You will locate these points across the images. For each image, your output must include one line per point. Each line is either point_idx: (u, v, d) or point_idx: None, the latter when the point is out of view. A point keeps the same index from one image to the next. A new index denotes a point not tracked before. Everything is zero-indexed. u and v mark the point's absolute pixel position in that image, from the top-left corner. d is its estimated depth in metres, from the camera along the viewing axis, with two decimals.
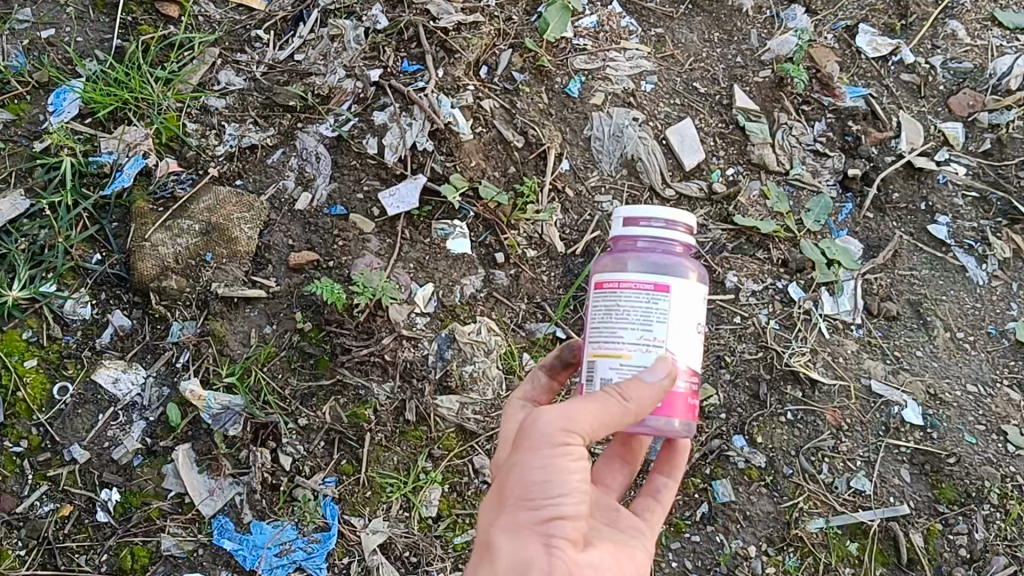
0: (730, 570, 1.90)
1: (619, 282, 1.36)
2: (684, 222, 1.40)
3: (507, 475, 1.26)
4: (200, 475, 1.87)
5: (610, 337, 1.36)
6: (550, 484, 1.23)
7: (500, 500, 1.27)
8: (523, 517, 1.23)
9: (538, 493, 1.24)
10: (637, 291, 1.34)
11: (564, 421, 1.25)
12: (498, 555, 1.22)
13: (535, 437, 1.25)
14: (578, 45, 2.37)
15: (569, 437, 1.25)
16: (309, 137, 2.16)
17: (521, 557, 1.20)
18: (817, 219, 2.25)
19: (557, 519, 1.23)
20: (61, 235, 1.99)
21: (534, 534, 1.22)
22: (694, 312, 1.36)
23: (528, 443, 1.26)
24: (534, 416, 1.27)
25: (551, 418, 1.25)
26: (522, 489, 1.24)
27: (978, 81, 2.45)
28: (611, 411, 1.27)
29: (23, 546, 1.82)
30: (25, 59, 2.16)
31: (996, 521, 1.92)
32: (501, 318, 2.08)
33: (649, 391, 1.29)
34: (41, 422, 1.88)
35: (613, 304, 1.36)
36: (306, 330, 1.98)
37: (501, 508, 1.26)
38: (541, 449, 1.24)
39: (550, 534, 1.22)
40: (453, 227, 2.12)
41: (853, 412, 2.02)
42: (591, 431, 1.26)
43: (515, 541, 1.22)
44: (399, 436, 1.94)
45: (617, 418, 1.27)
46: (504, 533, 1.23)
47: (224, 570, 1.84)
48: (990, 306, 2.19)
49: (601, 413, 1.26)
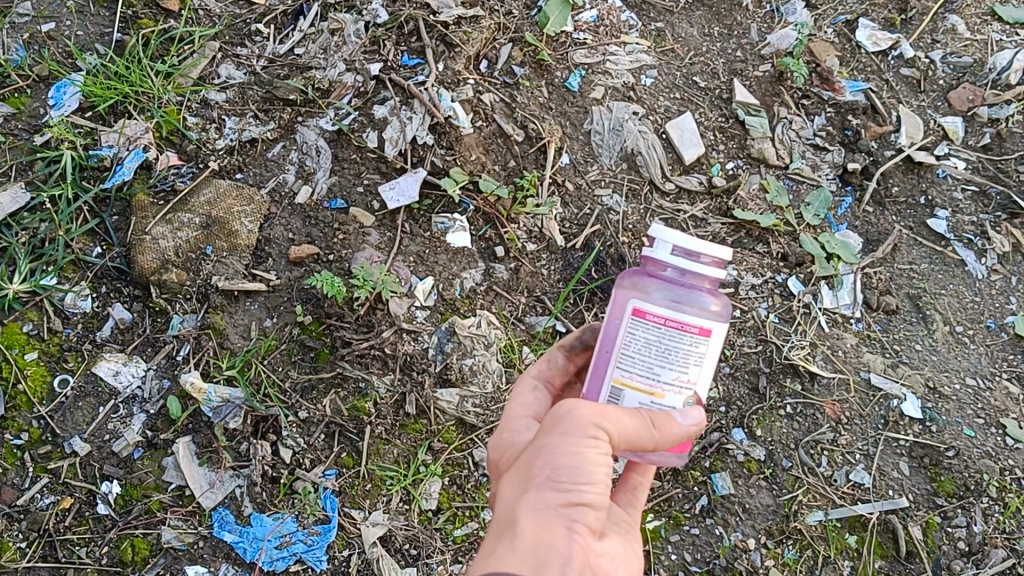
0: (729, 562, 1.91)
1: (665, 319, 1.31)
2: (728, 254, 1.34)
3: (533, 458, 1.23)
4: (200, 468, 1.87)
5: (646, 374, 1.32)
6: (578, 471, 1.20)
7: (522, 480, 1.22)
8: (547, 498, 1.19)
9: (564, 479, 1.20)
10: (682, 333, 1.31)
11: (597, 417, 1.23)
12: (519, 531, 1.16)
13: (566, 424, 1.23)
14: (578, 39, 2.37)
15: (600, 431, 1.22)
16: (309, 131, 2.16)
17: (542, 537, 1.16)
18: (817, 213, 2.25)
19: (580, 506, 1.20)
20: (61, 229, 1.99)
21: (557, 518, 1.18)
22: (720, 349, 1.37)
23: (558, 428, 1.23)
24: (568, 406, 1.24)
25: (585, 409, 1.23)
26: (548, 472, 1.20)
27: (978, 75, 2.45)
28: (641, 432, 1.26)
29: (24, 539, 1.81)
30: (25, 52, 2.16)
31: (996, 514, 1.92)
32: (501, 312, 2.08)
33: (677, 429, 1.30)
34: (42, 414, 1.88)
35: (654, 340, 1.31)
36: (306, 324, 1.98)
37: (523, 488, 1.22)
38: (571, 434, 1.21)
39: (572, 518, 1.19)
40: (453, 221, 2.12)
41: (852, 405, 2.03)
42: (620, 433, 1.24)
43: (537, 519, 1.17)
44: (399, 429, 1.94)
45: (642, 437, 1.26)
46: (525, 510, 1.18)
47: (224, 562, 1.84)
48: (990, 300, 2.19)
49: (631, 426, 1.25)
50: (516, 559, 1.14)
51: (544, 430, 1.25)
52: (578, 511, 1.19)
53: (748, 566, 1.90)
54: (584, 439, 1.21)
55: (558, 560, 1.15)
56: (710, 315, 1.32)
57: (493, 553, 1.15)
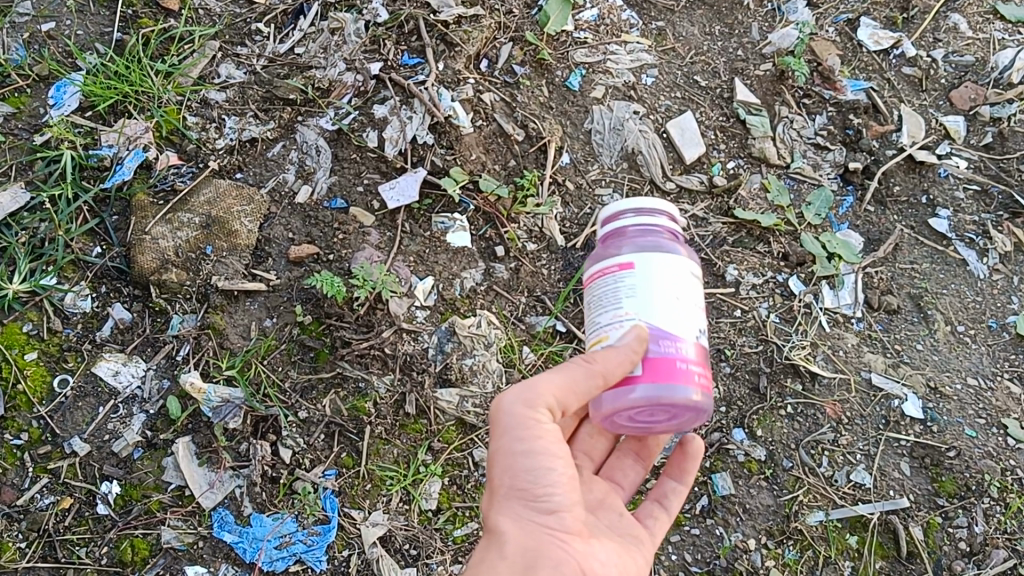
0: (730, 562, 1.89)
1: (594, 272, 1.41)
2: (664, 210, 1.44)
3: (492, 466, 1.32)
4: (200, 468, 1.86)
5: (593, 326, 1.39)
6: (531, 464, 1.28)
7: (491, 491, 1.32)
8: (517, 502, 1.28)
9: (525, 477, 1.29)
10: (607, 275, 1.38)
11: (530, 399, 1.29)
12: (502, 541, 1.27)
13: (508, 422, 1.30)
14: (579, 38, 2.38)
15: (538, 408, 1.29)
16: (309, 131, 2.16)
17: (528, 545, 1.26)
18: (818, 212, 2.24)
19: (553, 512, 1.29)
20: (61, 228, 1.99)
21: (531, 515, 1.28)
22: (674, 286, 1.35)
23: (502, 428, 1.30)
24: (502, 402, 1.31)
25: (516, 398, 1.30)
26: (511, 479, 1.29)
27: (980, 74, 2.45)
28: (578, 380, 1.29)
29: (24, 539, 1.79)
30: (26, 52, 2.16)
31: (996, 514, 1.91)
32: (501, 311, 2.08)
33: (616, 354, 1.29)
34: (42, 414, 1.88)
35: (591, 295, 1.41)
36: (306, 324, 1.98)
37: (495, 498, 1.31)
38: (517, 429, 1.29)
39: (550, 524, 1.29)
40: (454, 220, 2.12)
41: (853, 405, 2.02)
42: (558, 398, 1.30)
43: (519, 528, 1.27)
44: (398, 429, 1.93)
45: (584, 385, 1.29)
46: (505, 520, 1.28)
47: (223, 562, 1.82)
48: (991, 299, 2.18)
49: (563, 382, 1.29)
50: (506, 566, 1.25)
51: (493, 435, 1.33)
52: (552, 516, 1.29)
53: (749, 566, 1.88)
54: (528, 431, 1.29)
55: (547, 564, 1.26)
56: (634, 251, 1.37)
57: (484, 563, 1.26)
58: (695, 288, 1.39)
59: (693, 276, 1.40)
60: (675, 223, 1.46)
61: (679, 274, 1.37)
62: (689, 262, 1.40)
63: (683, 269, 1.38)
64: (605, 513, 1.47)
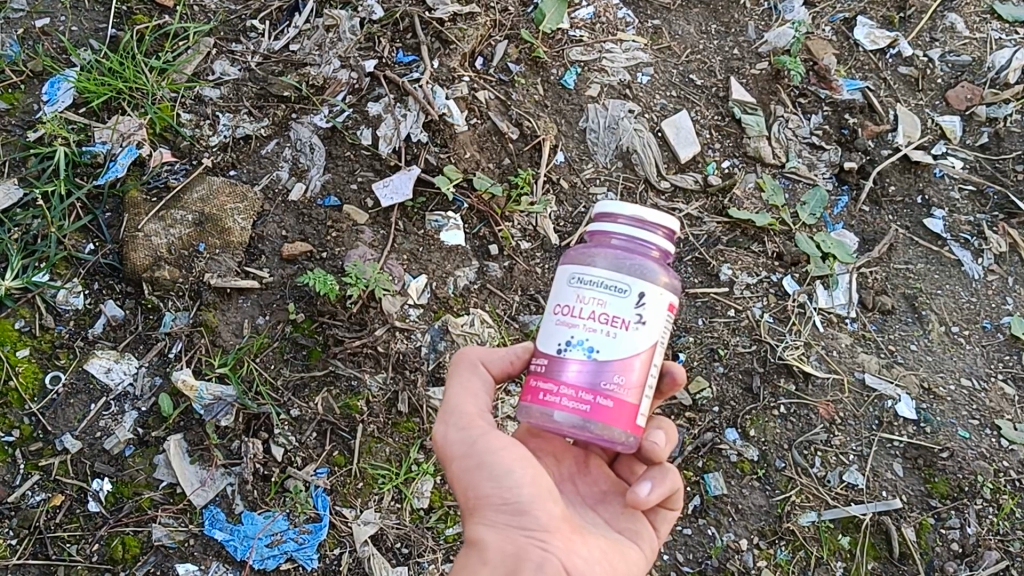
0: (721, 563, 1.88)
1: None
2: (610, 212, 1.32)
3: (455, 487, 1.32)
4: (191, 465, 1.85)
5: None
6: (491, 473, 1.28)
7: (466, 509, 1.31)
8: (488, 514, 1.28)
9: (489, 487, 1.28)
10: None
11: (460, 416, 1.33)
12: (483, 554, 1.26)
13: (453, 445, 1.31)
14: (575, 36, 2.37)
15: (474, 422, 1.32)
16: (303, 128, 2.16)
17: (508, 551, 1.25)
18: (813, 212, 2.24)
19: (525, 512, 1.27)
20: (54, 225, 1.99)
21: (503, 525, 1.27)
22: (559, 297, 1.30)
23: (452, 451, 1.32)
24: (441, 428, 1.33)
25: (450, 420, 1.33)
26: (475, 490, 1.28)
27: (977, 74, 2.45)
28: (479, 389, 1.38)
29: (14, 536, 1.78)
30: (20, 48, 2.16)
31: (989, 515, 1.91)
32: (494, 310, 2.07)
33: (502, 351, 1.42)
34: (33, 411, 1.87)
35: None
36: (299, 322, 1.98)
37: (469, 513, 1.30)
38: (464, 446, 1.30)
39: (524, 525, 1.27)
40: (447, 219, 2.11)
41: (846, 406, 2.02)
42: (478, 404, 1.36)
43: (498, 536, 1.26)
44: (390, 427, 1.93)
45: (478, 384, 1.38)
46: (481, 532, 1.27)
47: (215, 560, 1.81)
48: (986, 300, 2.18)
49: (469, 393, 1.36)
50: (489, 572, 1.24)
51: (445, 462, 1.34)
52: (526, 517, 1.27)
53: (741, 566, 1.88)
54: (478, 442, 1.29)
55: (530, 566, 1.24)
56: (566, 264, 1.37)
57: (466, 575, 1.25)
58: (586, 305, 1.26)
59: (590, 291, 1.26)
60: (624, 226, 1.29)
61: (566, 289, 1.28)
62: (586, 273, 1.27)
63: (575, 283, 1.28)
64: (607, 505, 1.45)
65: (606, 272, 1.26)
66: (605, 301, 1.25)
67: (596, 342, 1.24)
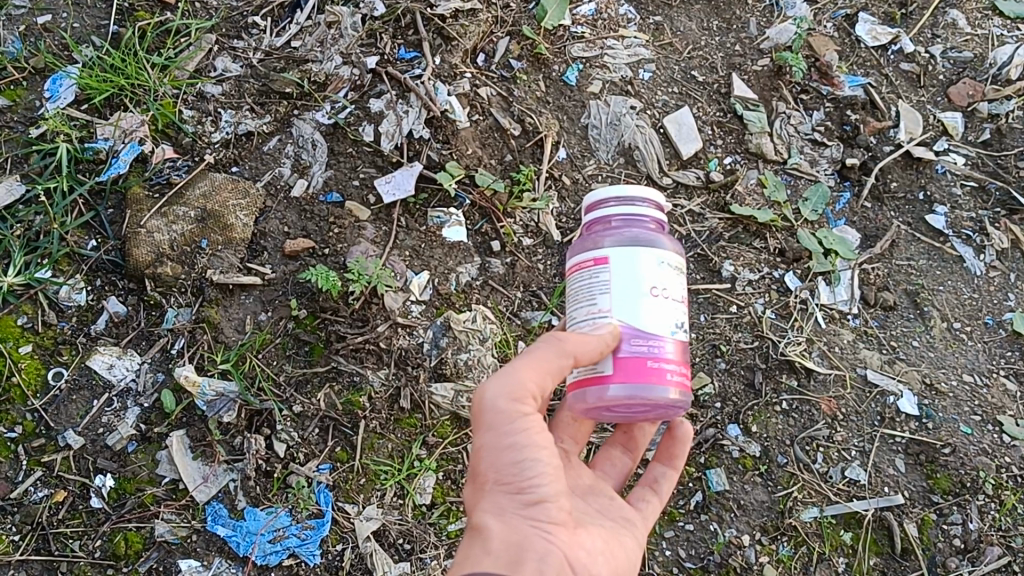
0: (723, 559, 1.88)
1: (571, 266, 1.42)
2: (645, 196, 1.43)
3: (477, 461, 1.30)
4: (194, 461, 1.85)
5: (569, 321, 1.40)
6: (519, 461, 1.27)
7: (478, 485, 1.30)
8: (502, 500, 1.27)
9: (510, 473, 1.27)
10: (581, 270, 1.38)
11: (513, 387, 1.27)
12: (489, 538, 1.25)
13: (492, 416, 1.28)
14: (577, 33, 2.37)
15: (524, 398, 1.28)
16: (305, 125, 2.16)
17: (512, 541, 1.24)
18: (814, 208, 2.24)
19: (538, 504, 1.27)
20: (56, 222, 1.99)
21: (515, 514, 1.26)
22: (647, 276, 1.35)
23: (487, 421, 1.28)
24: (485, 394, 1.29)
25: (501, 386, 1.28)
26: (495, 472, 1.27)
27: (978, 71, 2.45)
28: (551, 361, 1.28)
29: (17, 532, 1.79)
30: (22, 45, 2.17)
31: (991, 511, 1.91)
32: (496, 306, 2.07)
33: (591, 339, 1.29)
34: (36, 407, 1.87)
35: (571, 290, 1.42)
36: (301, 318, 1.97)
37: (481, 494, 1.29)
38: (500, 425, 1.27)
39: (534, 516, 1.27)
40: (449, 215, 2.11)
41: (848, 402, 2.02)
42: (539, 381, 1.28)
43: (504, 524, 1.25)
44: (393, 423, 1.93)
45: (555, 365, 1.28)
46: (489, 517, 1.26)
47: (217, 556, 1.81)
48: (988, 297, 2.18)
49: (540, 369, 1.28)
50: (491, 562, 1.22)
51: (476, 429, 1.31)
52: (537, 508, 1.27)
53: (744, 562, 1.88)
54: (513, 422, 1.27)
55: (534, 559, 1.23)
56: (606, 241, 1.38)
57: (468, 558, 1.24)
58: (674, 284, 1.38)
59: (672, 269, 1.38)
60: (647, 207, 1.42)
61: (658, 271, 1.35)
62: (665, 254, 1.37)
63: (662, 264, 1.36)
64: (596, 496, 1.48)
65: (672, 251, 1.40)
66: (681, 279, 1.40)
67: (683, 316, 1.39)
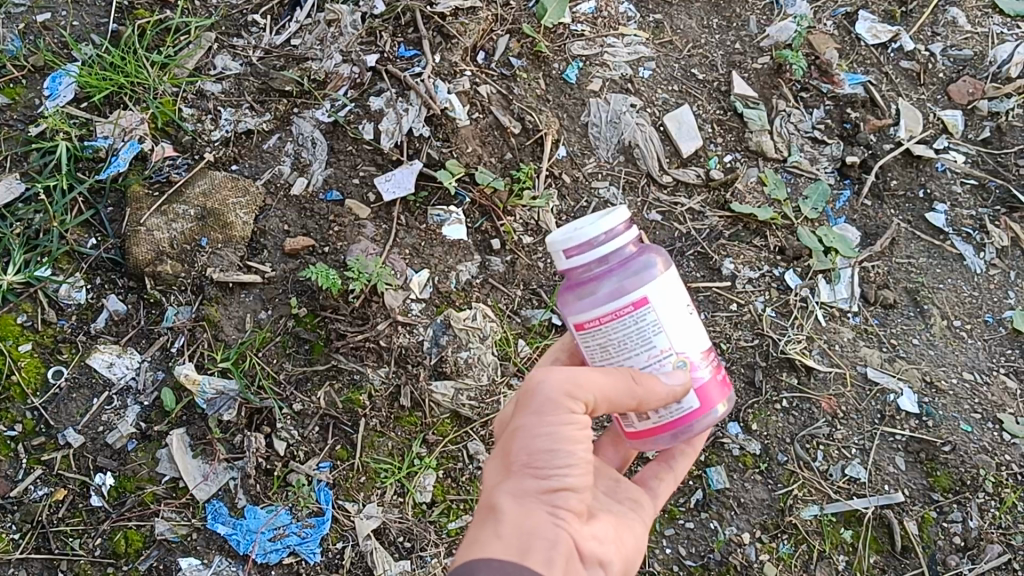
0: (723, 556, 1.88)
1: (600, 318, 1.31)
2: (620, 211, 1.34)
3: (511, 440, 1.28)
4: (194, 460, 1.85)
5: None
6: (554, 452, 1.25)
7: (505, 466, 1.28)
8: (526, 485, 1.25)
9: (543, 460, 1.25)
10: (622, 319, 1.30)
11: (571, 384, 1.25)
12: (503, 517, 1.23)
13: (539, 401, 1.25)
14: (576, 31, 2.38)
15: (578, 397, 1.25)
16: (305, 122, 2.16)
17: (526, 526, 1.22)
18: (814, 206, 2.24)
19: (558, 492, 1.25)
20: (56, 220, 1.99)
21: (536, 500, 1.24)
22: (679, 299, 1.34)
23: (534, 405, 1.26)
24: (540, 379, 1.27)
25: (560, 378, 1.25)
26: (525, 455, 1.25)
27: (978, 68, 2.45)
28: (620, 390, 1.27)
29: (17, 530, 1.79)
30: (21, 43, 2.17)
31: (991, 509, 1.90)
32: (496, 304, 2.07)
33: (660, 386, 1.29)
34: (36, 406, 1.87)
35: (606, 339, 1.33)
36: (301, 316, 1.97)
37: (506, 473, 1.27)
38: (545, 413, 1.25)
39: (553, 504, 1.25)
40: (449, 214, 2.11)
41: (848, 400, 2.02)
42: (597, 392, 1.25)
43: (519, 507, 1.24)
44: (393, 421, 1.93)
45: (620, 398, 1.27)
46: (506, 497, 1.25)
47: (217, 554, 1.81)
48: (988, 294, 2.18)
49: (607, 387, 1.26)
50: (500, 544, 1.20)
51: (519, 408, 1.29)
52: (556, 497, 1.25)
53: (744, 560, 1.88)
54: (561, 414, 1.25)
55: (543, 546, 1.21)
56: (633, 283, 1.30)
57: (478, 535, 1.23)
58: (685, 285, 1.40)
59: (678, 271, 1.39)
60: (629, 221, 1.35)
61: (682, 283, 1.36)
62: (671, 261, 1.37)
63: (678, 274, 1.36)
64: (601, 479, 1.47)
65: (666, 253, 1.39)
66: None
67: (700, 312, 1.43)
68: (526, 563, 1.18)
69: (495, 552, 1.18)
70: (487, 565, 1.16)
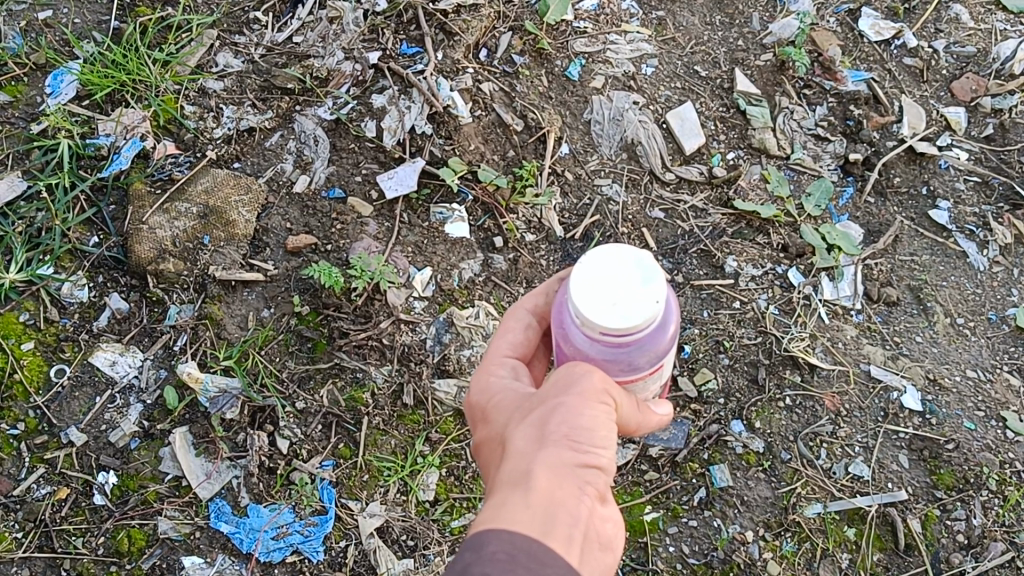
0: (727, 555, 1.87)
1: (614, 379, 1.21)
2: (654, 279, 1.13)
3: (543, 412, 1.12)
4: (197, 458, 1.85)
5: None
6: (590, 432, 1.10)
7: (533, 435, 1.11)
8: (561, 456, 1.08)
9: (581, 438, 1.10)
10: (638, 378, 1.23)
11: (609, 383, 1.15)
12: (533, 486, 1.05)
13: (578, 384, 1.13)
14: (578, 28, 2.39)
15: (611, 397, 1.15)
16: (307, 120, 2.15)
17: (556, 500, 1.05)
18: (818, 204, 2.23)
19: (590, 472, 1.10)
20: (58, 218, 2.00)
21: (569, 475, 1.07)
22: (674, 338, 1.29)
23: (573, 384, 1.13)
24: (580, 367, 1.15)
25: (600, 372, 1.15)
26: (561, 428, 1.10)
27: (982, 65, 2.45)
28: (631, 415, 1.22)
29: (20, 529, 1.79)
30: (23, 41, 2.19)
31: (995, 507, 1.90)
32: (499, 302, 2.05)
33: (653, 419, 1.30)
34: (38, 404, 1.87)
35: None
36: (304, 314, 1.97)
37: (533, 442, 1.10)
38: (583, 394, 1.12)
39: (585, 481, 1.09)
40: (451, 211, 2.10)
41: (852, 397, 2.02)
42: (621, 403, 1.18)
43: (551, 478, 1.06)
44: (396, 419, 1.92)
45: (629, 416, 1.22)
46: (537, 465, 1.07)
47: (220, 553, 1.79)
48: (991, 292, 2.17)
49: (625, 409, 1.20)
50: (525, 516, 1.02)
51: (551, 386, 1.15)
52: (588, 476, 1.09)
53: (747, 558, 1.86)
54: (599, 403, 1.13)
55: (570, 525, 1.04)
56: (656, 353, 1.20)
57: (500, 502, 1.04)
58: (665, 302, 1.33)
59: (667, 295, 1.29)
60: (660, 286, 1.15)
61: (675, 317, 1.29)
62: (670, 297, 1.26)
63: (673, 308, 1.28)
64: None
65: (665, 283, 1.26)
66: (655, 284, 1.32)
67: None
68: (548, 541, 1.01)
69: (514, 524, 1.01)
70: (502, 538, 0.99)
